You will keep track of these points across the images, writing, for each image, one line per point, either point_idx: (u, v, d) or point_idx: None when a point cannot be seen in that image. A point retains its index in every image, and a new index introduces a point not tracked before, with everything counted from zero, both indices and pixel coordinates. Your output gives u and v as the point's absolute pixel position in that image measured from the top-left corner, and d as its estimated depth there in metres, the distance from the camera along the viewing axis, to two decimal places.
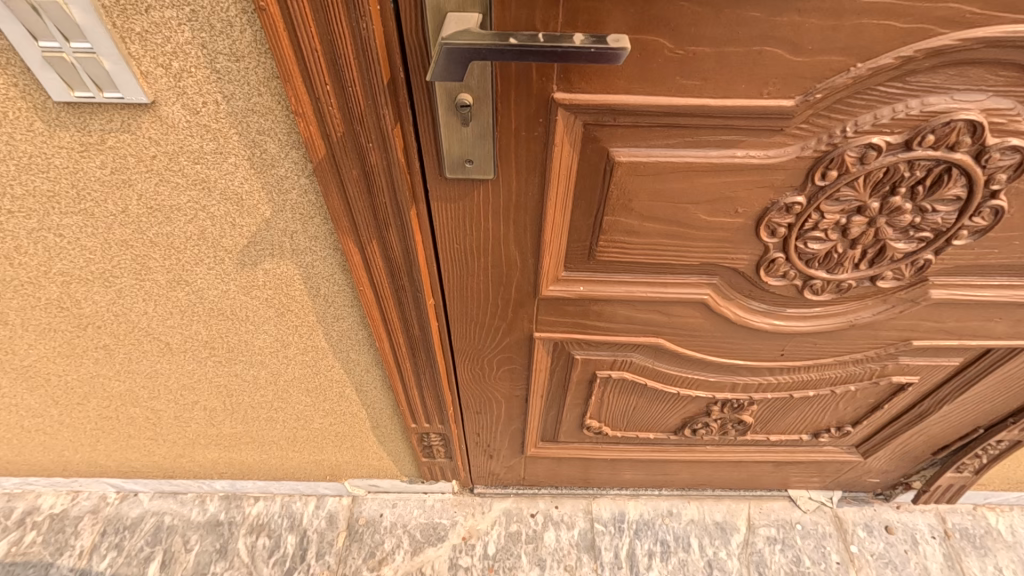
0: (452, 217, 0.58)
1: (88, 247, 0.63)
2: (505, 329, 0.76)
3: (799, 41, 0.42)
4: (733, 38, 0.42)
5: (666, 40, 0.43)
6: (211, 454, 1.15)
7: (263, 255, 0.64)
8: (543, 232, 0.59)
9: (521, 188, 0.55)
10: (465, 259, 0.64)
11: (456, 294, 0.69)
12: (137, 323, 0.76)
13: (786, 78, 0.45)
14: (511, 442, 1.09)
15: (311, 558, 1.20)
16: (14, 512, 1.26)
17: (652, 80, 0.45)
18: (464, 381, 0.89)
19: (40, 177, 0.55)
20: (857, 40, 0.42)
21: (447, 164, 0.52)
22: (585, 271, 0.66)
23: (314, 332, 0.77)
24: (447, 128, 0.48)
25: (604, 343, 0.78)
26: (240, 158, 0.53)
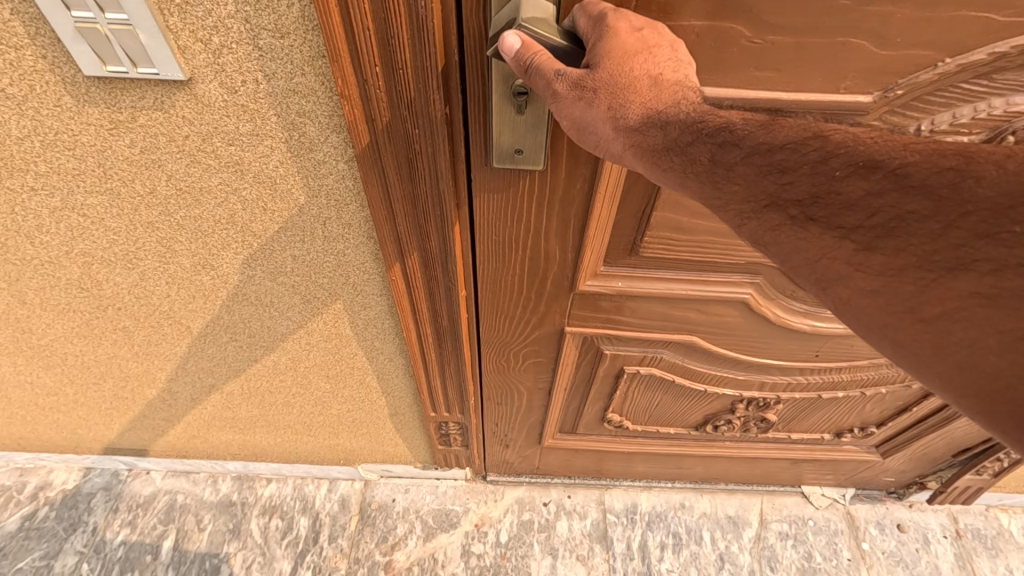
0: (494, 209, 0.56)
1: (112, 228, 0.61)
2: (536, 322, 0.74)
3: (886, 33, 0.40)
4: (816, 27, 0.40)
5: (745, 28, 0.40)
6: (225, 436, 1.14)
7: (294, 241, 0.62)
8: (587, 226, 0.57)
9: (570, 180, 0.53)
10: (503, 252, 0.62)
11: (489, 287, 0.67)
12: (158, 306, 0.74)
13: (866, 73, 0.42)
14: (530, 433, 1.08)
15: (324, 541, 1.21)
16: (27, 486, 1.26)
17: (722, 71, 0.43)
18: (488, 373, 0.87)
19: (67, 155, 0.52)
20: (949, 34, 0.40)
21: (496, 153, 0.49)
22: (625, 267, 0.64)
23: (339, 320, 0.76)
24: (501, 118, 0.46)
25: (636, 340, 0.77)
26: (277, 141, 0.50)
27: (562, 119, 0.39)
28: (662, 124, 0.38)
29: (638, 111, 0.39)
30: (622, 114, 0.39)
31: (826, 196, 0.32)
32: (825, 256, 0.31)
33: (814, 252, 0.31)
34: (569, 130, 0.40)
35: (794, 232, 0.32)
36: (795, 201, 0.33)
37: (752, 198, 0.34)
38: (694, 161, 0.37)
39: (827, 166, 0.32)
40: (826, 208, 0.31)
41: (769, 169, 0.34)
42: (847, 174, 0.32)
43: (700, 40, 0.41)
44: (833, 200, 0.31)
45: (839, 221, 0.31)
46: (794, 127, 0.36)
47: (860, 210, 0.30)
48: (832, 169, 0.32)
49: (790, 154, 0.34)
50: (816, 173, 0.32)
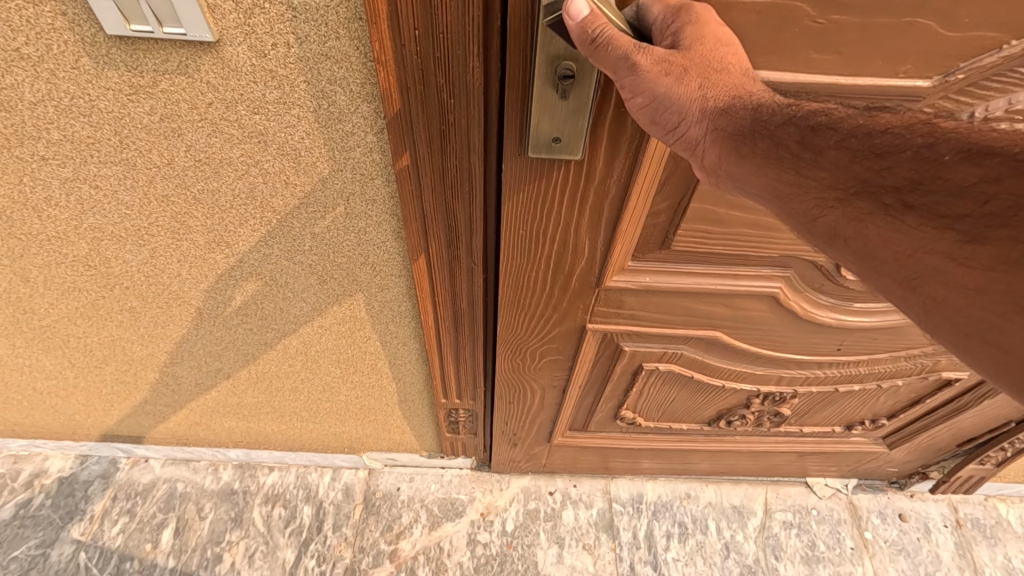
0: (526, 202, 0.55)
1: (126, 202, 0.59)
2: (557, 319, 0.74)
3: (944, 15, 0.42)
4: (880, 8, 0.42)
5: (810, 6, 0.42)
6: (228, 423, 1.12)
7: (314, 218, 0.60)
8: (620, 220, 0.58)
9: (607, 172, 0.53)
10: (530, 246, 0.61)
11: (511, 282, 0.66)
12: (168, 286, 0.72)
13: (921, 57, 0.45)
14: (540, 432, 1.08)
15: (328, 530, 1.19)
16: (21, 474, 1.23)
17: (781, 52, 0.45)
18: (502, 372, 0.87)
19: (81, 122, 0.50)
20: (1003, 18, 0.42)
21: (532, 142, 0.48)
22: (653, 262, 0.65)
23: (355, 302, 0.74)
24: (541, 104, 0.45)
25: (656, 336, 0.78)
26: (306, 111, 0.48)
27: (641, 92, 0.38)
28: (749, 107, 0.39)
29: (726, 94, 0.39)
30: (711, 95, 0.38)
31: (927, 184, 0.30)
32: (920, 249, 0.29)
33: (900, 244, 0.30)
34: (644, 107, 0.39)
35: (884, 222, 0.31)
36: (891, 187, 0.31)
37: (841, 182, 0.33)
38: (780, 141, 0.36)
39: (939, 154, 0.31)
40: (925, 193, 0.30)
41: (866, 153, 0.33)
42: (957, 160, 0.30)
43: (764, 19, 0.42)
44: (934, 187, 0.30)
45: (941, 209, 0.29)
46: (892, 116, 0.35)
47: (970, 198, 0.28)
48: (939, 155, 0.31)
49: (894, 138, 0.33)
50: (919, 158, 0.31)
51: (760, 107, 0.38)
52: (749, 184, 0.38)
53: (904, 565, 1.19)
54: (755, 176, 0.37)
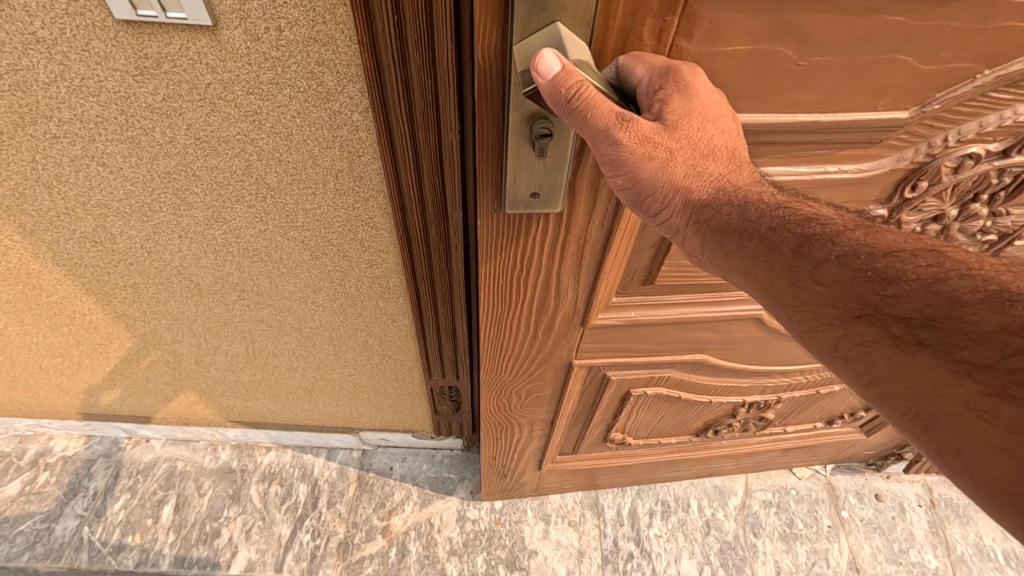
0: (510, 254, 0.62)
1: (131, 178, 0.63)
2: (544, 356, 0.82)
3: (912, 51, 0.48)
4: (840, 50, 0.47)
5: (782, 50, 0.46)
6: (227, 403, 1.17)
7: (306, 195, 0.64)
8: (603, 264, 0.65)
9: (589, 222, 0.60)
10: (517, 290, 0.67)
11: (496, 324, 0.73)
12: (169, 261, 0.76)
13: (871, 89, 0.51)
14: (530, 458, 1.11)
15: (323, 506, 1.24)
16: (27, 453, 1.28)
17: (760, 91, 0.49)
18: (489, 413, 0.94)
19: (90, 102, 0.54)
20: (948, 50, 0.48)
21: (509, 201, 0.54)
22: (635, 296, 0.73)
23: (346, 279, 0.79)
24: (518, 165, 0.51)
25: (643, 363, 0.87)
26: (297, 91, 0.53)
27: (619, 165, 0.45)
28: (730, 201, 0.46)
29: (711, 186, 0.47)
30: (694, 185, 0.46)
31: (943, 318, 0.35)
32: (936, 391, 0.34)
33: (914, 377, 0.35)
34: (620, 177, 0.46)
35: (890, 350, 0.37)
36: (900, 318, 0.37)
37: (843, 302, 0.40)
38: (778, 245, 0.43)
39: (955, 292, 0.36)
40: (941, 334, 0.35)
41: (870, 276, 0.39)
42: (976, 301, 0.35)
43: (748, 66, 0.47)
44: (955, 326, 0.35)
45: (960, 354, 0.34)
46: (898, 236, 0.41)
47: (992, 344, 0.33)
48: (953, 291, 0.36)
49: (894, 263, 0.39)
50: (931, 292, 0.36)
51: (750, 202, 0.46)
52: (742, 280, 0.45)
53: (878, 542, 1.23)
54: (751, 276, 0.44)
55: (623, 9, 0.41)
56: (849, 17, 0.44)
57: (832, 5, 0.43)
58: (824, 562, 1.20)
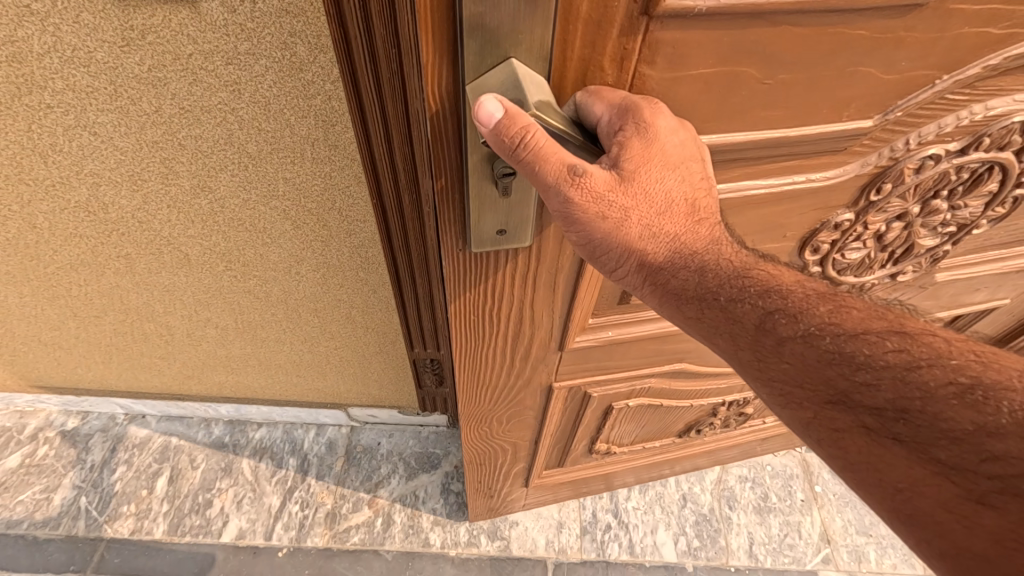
0: (482, 290, 0.61)
1: (120, 147, 0.67)
2: (523, 382, 0.83)
3: (874, 63, 0.47)
4: (802, 67, 0.46)
5: (742, 70, 0.44)
6: (219, 378, 1.22)
7: (285, 163, 0.69)
8: (577, 289, 0.66)
9: (560, 253, 0.60)
10: (491, 321, 0.67)
11: (471, 355, 0.72)
12: (158, 232, 0.81)
13: (835, 102, 0.50)
14: (517, 477, 1.10)
15: (312, 479, 1.28)
16: (27, 428, 1.32)
17: (726, 112, 0.48)
18: (470, 439, 0.94)
19: (81, 72, 0.58)
20: (908, 58, 0.48)
21: (474, 238, 0.53)
22: (612, 316, 0.75)
23: (327, 248, 0.83)
24: (480, 202, 0.50)
25: (622, 377, 0.89)
26: (272, 61, 0.57)
27: (575, 224, 0.47)
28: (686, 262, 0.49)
29: (666, 248, 0.50)
30: (648, 246, 0.49)
31: (917, 410, 0.39)
32: (912, 487, 0.38)
33: (889, 471, 0.39)
34: (575, 233, 0.48)
35: (864, 439, 0.41)
36: (872, 408, 0.41)
37: (811, 382, 0.44)
38: (741, 318, 0.47)
39: (928, 384, 0.39)
40: (915, 430, 0.38)
41: (833, 357, 0.43)
42: (945, 395, 0.38)
43: (712, 88, 0.45)
44: (930, 422, 0.38)
45: (935, 452, 0.37)
46: (860, 314, 0.45)
47: (969, 448, 0.36)
48: (922, 382, 0.39)
49: (859, 346, 0.43)
50: (897, 384, 0.40)
51: (711, 267, 0.49)
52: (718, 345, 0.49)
53: (850, 515, 1.27)
54: (724, 346, 0.49)
55: (582, 39, 0.40)
56: (810, 35, 0.43)
57: (792, 24, 0.42)
58: (797, 533, 1.24)
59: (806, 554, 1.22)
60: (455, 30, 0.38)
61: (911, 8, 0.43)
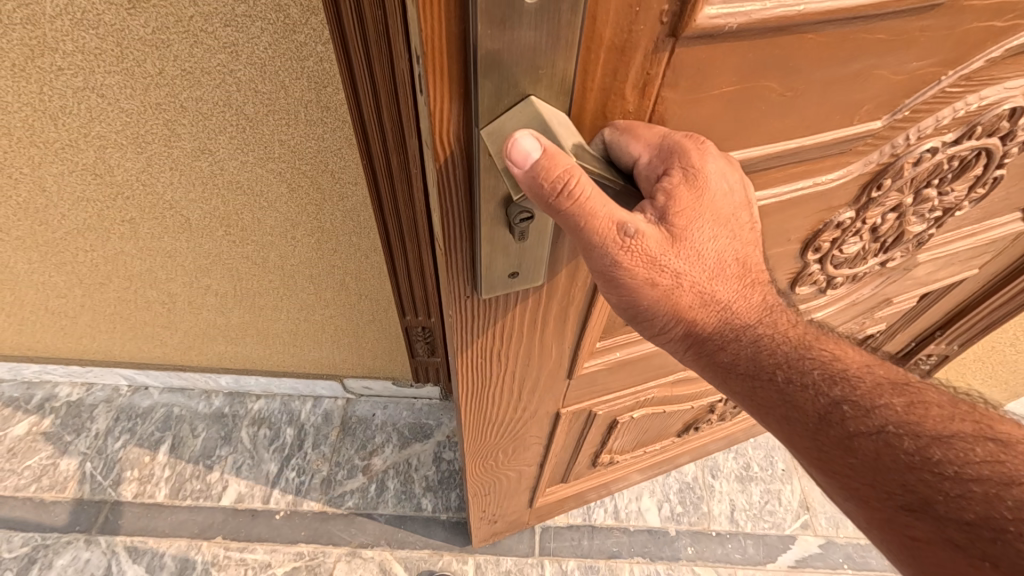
0: (492, 332, 0.57)
1: (126, 109, 0.72)
2: (530, 413, 0.80)
3: (890, 65, 0.45)
4: (819, 76, 0.43)
5: (764, 83, 0.41)
6: (220, 348, 1.26)
7: (281, 125, 0.73)
8: (588, 319, 0.63)
9: (571, 287, 0.56)
10: (497, 361, 0.63)
11: (475, 394, 0.68)
12: (161, 195, 0.85)
13: (849, 107, 0.48)
14: (522, 499, 1.07)
15: (308, 447, 1.32)
16: (34, 398, 1.37)
17: (744, 125, 0.45)
18: (475, 475, 0.90)
19: (89, 34, 0.63)
20: (920, 56, 0.46)
21: (485, 283, 0.48)
22: (620, 336, 0.72)
23: (320, 211, 0.87)
24: (491, 246, 0.45)
25: (626, 391, 0.87)
26: (267, 23, 0.61)
27: (627, 292, 0.47)
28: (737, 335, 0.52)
29: (718, 322, 0.52)
30: (698, 318, 0.51)
31: (1012, 531, 0.40)
32: None
33: None
34: (623, 299, 0.49)
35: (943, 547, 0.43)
36: (953, 517, 0.43)
37: (877, 477, 0.47)
38: (799, 402, 0.50)
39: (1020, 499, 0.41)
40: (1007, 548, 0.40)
41: (902, 458, 0.46)
42: None
43: (732, 106, 0.42)
44: None
45: None
46: (941, 412, 0.48)
47: None
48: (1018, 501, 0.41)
49: (937, 452, 0.45)
50: (984, 498, 0.42)
51: (766, 344, 0.52)
52: (767, 419, 0.52)
53: None
54: (778, 424, 0.52)
55: (603, 68, 0.37)
56: (829, 42, 0.40)
57: (815, 32, 0.39)
58: (777, 501, 1.29)
59: (786, 519, 1.26)
60: (467, 71, 0.34)
61: (930, 7, 0.41)
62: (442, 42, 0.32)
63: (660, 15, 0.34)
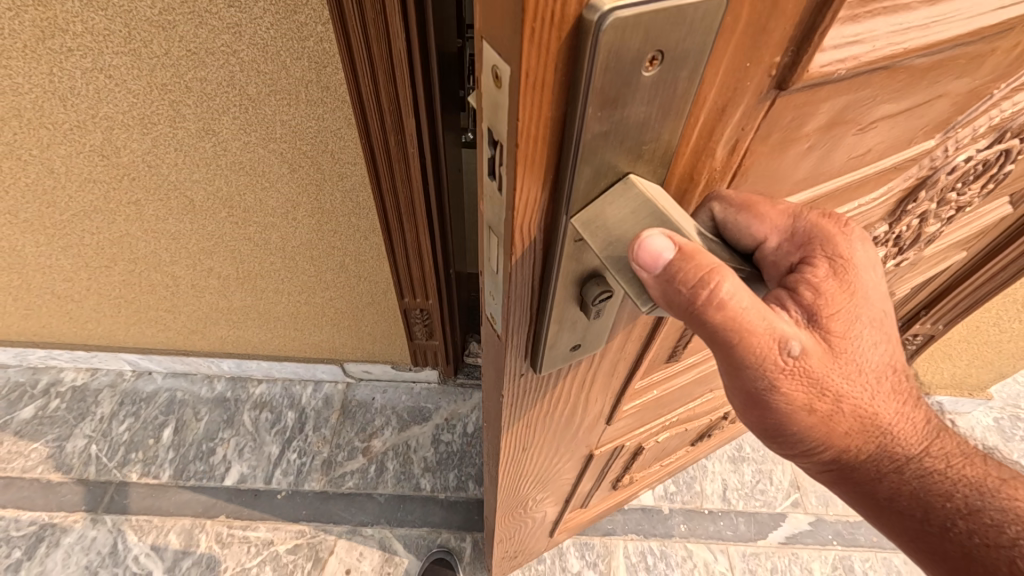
0: (543, 397, 0.52)
1: (133, 91, 0.74)
2: (566, 458, 0.76)
3: (952, 88, 0.42)
4: (890, 105, 0.39)
5: (838, 119, 0.37)
6: (222, 332, 1.28)
7: (283, 105, 0.76)
8: (636, 365, 0.59)
9: (625, 341, 0.52)
10: (542, 421, 0.58)
11: (517, 455, 0.63)
12: (165, 175, 0.88)
13: (907, 130, 0.45)
14: (542, 531, 1.03)
15: (309, 430, 1.35)
16: (40, 382, 1.40)
17: (812, 160, 0.41)
18: (503, 520, 0.86)
19: (99, 15, 0.65)
20: (980, 74, 0.42)
21: (547, 359, 0.43)
22: (658, 374, 0.68)
23: (320, 192, 0.90)
24: (559, 325, 0.40)
25: (656, 417, 0.84)
26: (269, 3, 0.64)
27: (778, 416, 0.40)
28: (895, 468, 0.44)
29: (880, 451, 0.43)
30: (858, 444, 0.42)
31: None
32: None
33: None
34: (768, 424, 0.41)
35: None
36: None
37: None
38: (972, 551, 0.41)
39: None
40: None
41: None
42: None
43: (805, 144, 0.39)
44: None
45: None
46: None
47: None
48: None
49: None
50: None
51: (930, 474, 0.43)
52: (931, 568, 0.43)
53: None
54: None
55: (701, 128, 0.31)
56: (908, 72, 0.36)
57: (902, 65, 0.35)
58: (768, 480, 1.32)
59: (776, 498, 1.30)
60: (563, 156, 0.28)
61: (1007, 29, 0.37)
62: (541, 127, 0.26)
63: (770, 68, 0.30)
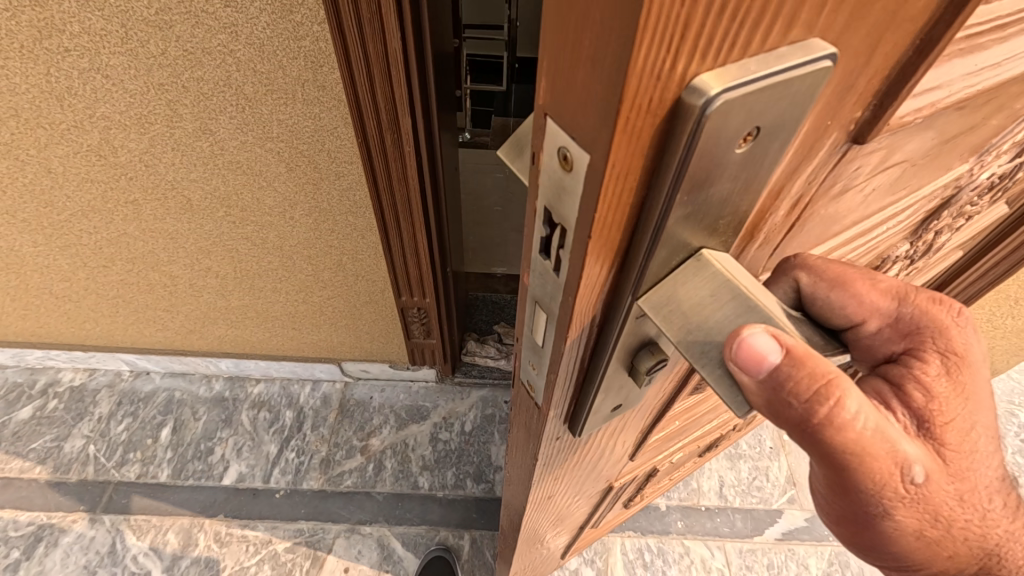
0: (575, 446, 0.50)
1: (130, 91, 0.75)
2: (588, 493, 0.74)
3: (993, 119, 0.40)
4: (936, 143, 0.37)
5: (888, 161, 0.35)
6: (219, 331, 1.28)
7: (280, 104, 0.76)
8: (667, 403, 0.58)
9: (660, 386, 0.50)
10: (572, 467, 0.56)
11: (544, 497, 0.61)
12: (162, 174, 0.88)
13: (945, 161, 0.43)
14: (554, 553, 1.01)
15: (308, 429, 1.35)
16: (38, 382, 1.40)
17: (856, 201, 0.39)
18: (520, 551, 0.84)
19: (95, 15, 0.66)
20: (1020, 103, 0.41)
21: (588, 419, 0.41)
22: (682, 406, 0.66)
23: (317, 191, 0.91)
24: (605, 390, 0.37)
25: (675, 442, 0.83)
26: (265, 3, 0.65)
27: (883, 527, 0.37)
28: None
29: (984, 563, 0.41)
30: (964, 558, 0.40)
31: None
32: None
33: None
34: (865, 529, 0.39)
35: None
36: None
37: None
38: None
39: None
40: None
41: None
42: None
43: (854, 189, 0.36)
44: None
45: None
46: None
47: None
48: None
49: None
50: None
51: None
52: None
53: None
54: None
55: (780, 173, 0.28)
56: (958, 112, 0.35)
57: (958, 108, 0.33)
58: (764, 476, 1.33)
59: (773, 494, 1.30)
60: (632, 239, 0.26)
61: None
62: (616, 216, 0.24)
63: (849, 124, 0.28)
